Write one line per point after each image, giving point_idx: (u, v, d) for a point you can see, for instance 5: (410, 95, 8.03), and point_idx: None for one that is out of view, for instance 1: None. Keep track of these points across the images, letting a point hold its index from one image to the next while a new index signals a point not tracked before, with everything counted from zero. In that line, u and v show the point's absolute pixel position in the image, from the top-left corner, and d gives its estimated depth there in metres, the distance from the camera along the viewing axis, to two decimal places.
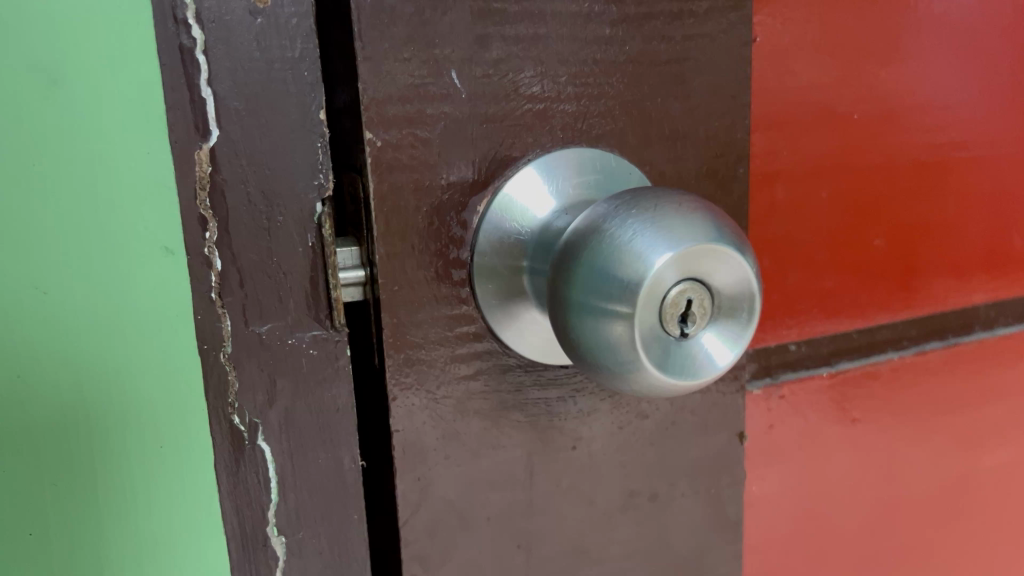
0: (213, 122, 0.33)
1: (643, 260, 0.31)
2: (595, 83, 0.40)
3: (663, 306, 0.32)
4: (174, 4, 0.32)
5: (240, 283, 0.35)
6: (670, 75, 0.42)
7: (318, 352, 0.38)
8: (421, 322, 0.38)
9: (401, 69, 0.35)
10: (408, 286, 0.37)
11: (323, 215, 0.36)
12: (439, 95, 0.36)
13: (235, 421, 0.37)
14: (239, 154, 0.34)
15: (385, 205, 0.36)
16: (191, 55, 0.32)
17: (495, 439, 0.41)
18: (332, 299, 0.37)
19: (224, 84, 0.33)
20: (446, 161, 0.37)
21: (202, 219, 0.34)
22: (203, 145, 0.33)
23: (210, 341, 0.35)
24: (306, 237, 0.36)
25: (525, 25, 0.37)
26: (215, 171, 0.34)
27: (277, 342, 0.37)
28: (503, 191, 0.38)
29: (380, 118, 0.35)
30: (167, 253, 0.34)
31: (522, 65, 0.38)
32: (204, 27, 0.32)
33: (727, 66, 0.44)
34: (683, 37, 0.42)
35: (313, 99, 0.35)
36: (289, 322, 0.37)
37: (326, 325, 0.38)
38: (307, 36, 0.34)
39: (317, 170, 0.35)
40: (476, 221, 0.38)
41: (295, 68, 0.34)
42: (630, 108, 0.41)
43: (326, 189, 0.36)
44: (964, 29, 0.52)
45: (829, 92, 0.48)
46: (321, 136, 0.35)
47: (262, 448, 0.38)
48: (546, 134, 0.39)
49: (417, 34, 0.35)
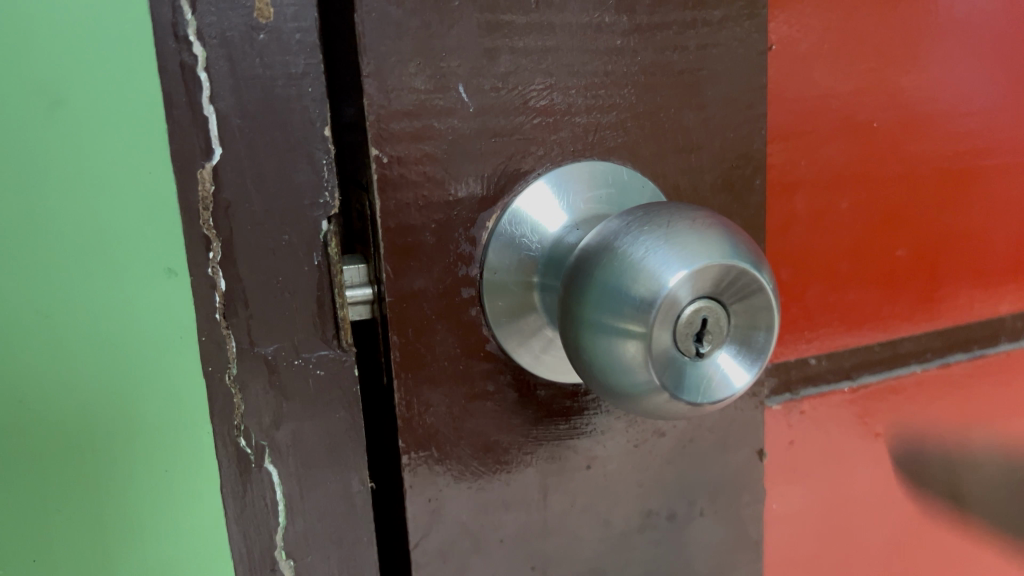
0: (216, 141, 0.33)
1: (659, 277, 0.30)
2: (607, 95, 0.39)
3: (680, 324, 0.31)
4: (175, 22, 0.31)
5: (245, 304, 0.35)
6: (684, 85, 0.41)
7: (325, 373, 0.37)
8: (431, 342, 0.37)
9: (407, 84, 0.34)
10: (416, 304, 0.37)
11: (329, 233, 0.35)
12: (446, 109, 0.35)
13: (241, 444, 0.36)
14: (242, 172, 0.33)
15: (391, 223, 0.35)
16: (193, 74, 0.32)
17: (508, 459, 0.41)
18: (340, 318, 0.37)
19: (227, 102, 0.33)
20: (454, 177, 0.36)
21: (205, 239, 0.33)
22: (206, 164, 0.33)
23: (215, 363, 0.35)
24: (312, 255, 0.35)
25: (534, 37, 0.37)
26: (218, 190, 0.33)
27: (284, 363, 0.36)
28: (513, 207, 0.37)
29: (385, 133, 0.34)
30: (170, 274, 0.33)
31: (532, 78, 0.37)
32: (206, 43, 0.32)
33: (742, 76, 0.43)
34: (697, 47, 0.41)
35: (318, 116, 0.34)
36: (296, 343, 0.36)
37: (334, 346, 0.37)
38: (310, 52, 0.34)
39: (322, 187, 0.35)
40: (485, 237, 0.37)
41: (299, 85, 0.34)
42: (643, 120, 0.40)
43: (332, 206, 0.35)
44: (987, 34, 0.51)
45: (849, 100, 0.47)
46: (326, 153, 0.35)
47: (269, 471, 0.37)
48: (556, 148, 0.38)
49: (423, 48, 0.34)
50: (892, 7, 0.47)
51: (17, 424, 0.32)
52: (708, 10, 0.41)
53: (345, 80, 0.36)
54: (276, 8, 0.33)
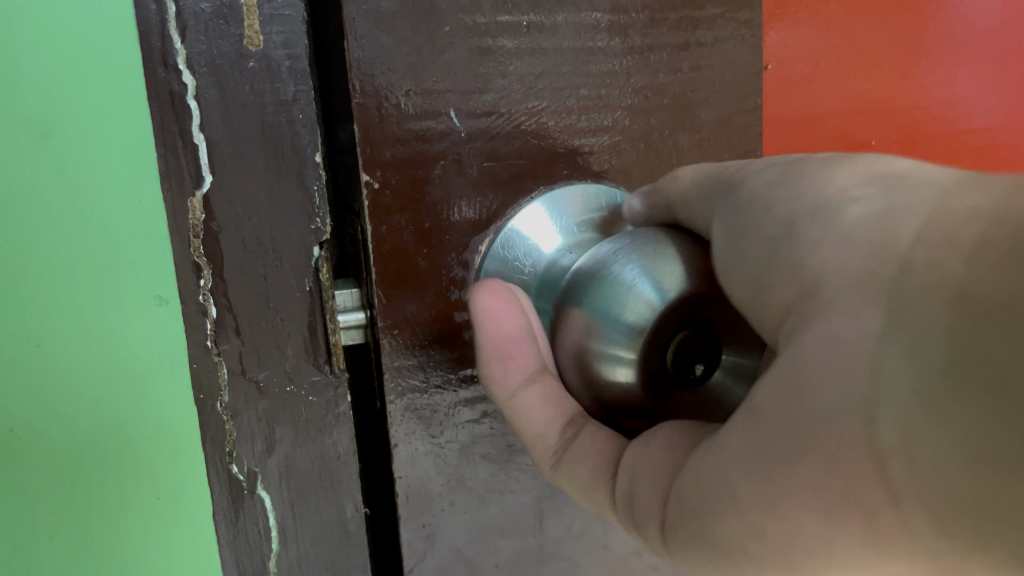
0: (206, 168, 0.33)
1: (642, 312, 0.29)
2: (600, 116, 0.39)
3: (670, 349, 0.30)
4: (165, 51, 0.32)
5: (236, 331, 0.35)
6: (677, 108, 0.41)
7: (317, 399, 0.37)
8: (424, 367, 0.37)
9: (397, 109, 0.34)
10: (408, 330, 0.36)
11: (320, 259, 0.35)
12: (438, 134, 0.35)
13: (233, 470, 0.36)
14: (232, 199, 0.33)
15: (383, 248, 0.35)
16: (182, 102, 0.32)
17: (502, 483, 0.40)
18: (332, 344, 0.36)
19: (217, 129, 0.33)
20: (447, 201, 0.36)
21: (196, 266, 0.34)
22: (196, 192, 0.33)
23: (207, 391, 0.35)
24: (303, 281, 0.35)
25: (525, 61, 0.37)
26: (209, 218, 0.33)
27: (276, 389, 0.36)
28: (505, 229, 0.37)
29: (376, 159, 0.34)
30: (161, 302, 0.33)
31: (523, 102, 0.37)
32: (195, 72, 0.32)
33: (735, 95, 0.42)
34: (690, 68, 0.41)
35: (309, 142, 0.34)
36: (287, 368, 0.36)
37: (326, 371, 0.37)
38: (301, 78, 0.34)
39: (313, 214, 0.35)
40: (478, 260, 0.37)
41: (289, 111, 0.34)
42: (637, 142, 0.40)
43: (323, 232, 0.35)
44: (1000, 53, 0.49)
45: (845, 121, 0.47)
46: (318, 179, 0.35)
47: (261, 497, 0.37)
48: (551, 171, 0.38)
49: (414, 74, 0.34)
50: (887, 25, 0.46)
51: (9, 454, 0.32)
52: (701, 32, 0.41)
53: (336, 105, 0.36)
54: (266, 36, 0.33)
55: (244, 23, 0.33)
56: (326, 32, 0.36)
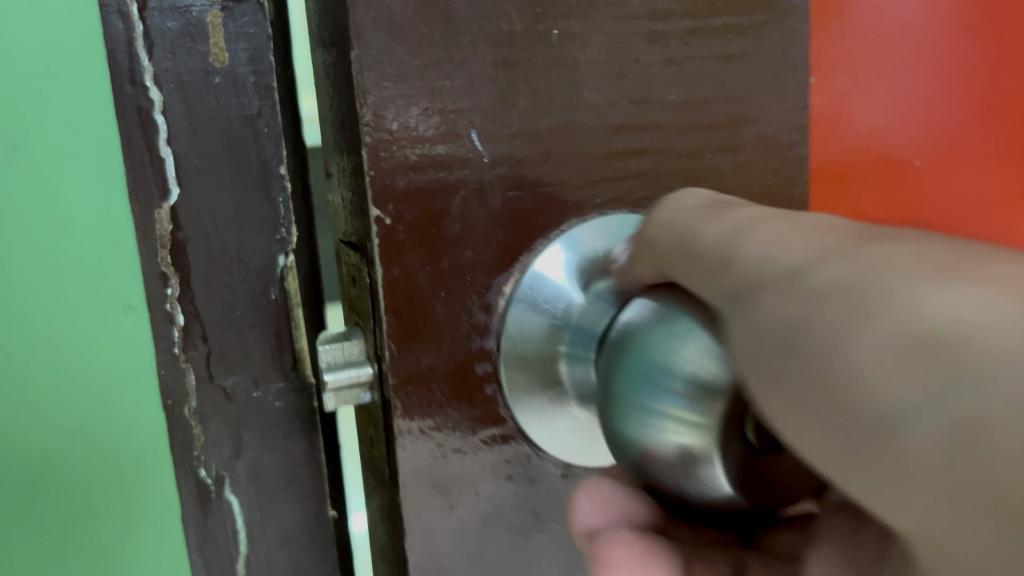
0: (173, 181, 0.35)
1: (696, 366, 0.24)
2: (635, 138, 0.34)
3: (750, 433, 0.25)
4: (132, 69, 0.34)
5: (204, 338, 0.37)
6: (719, 127, 0.37)
7: (283, 404, 0.39)
8: (440, 429, 0.32)
9: (409, 130, 0.29)
10: (424, 387, 0.31)
11: (287, 268, 0.38)
12: (457, 159, 0.30)
13: (201, 475, 0.39)
14: (197, 210, 0.36)
15: (395, 294, 0.30)
16: (149, 116, 0.34)
17: (527, 555, 0.35)
18: (297, 350, 0.39)
19: (183, 143, 0.35)
20: (465, 235, 0.31)
21: (163, 275, 0.36)
22: (163, 204, 0.35)
23: (175, 399, 0.37)
24: (269, 290, 0.37)
25: (556, 73, 0.32)
26: (175, 229, 0.36)
27: (244, 395, 0.39)
28: (531, 270, 0.32)
29: (386, 190, 0.29)
30: (128, 309, 0.36)
31: (555, 120, 0.32)
32: (162, 89, 0.34)
33: (776, 117, 0.38)
34: (734, 83, 0.37)
35: (273, 154, 0.36)
36: (254, 374, 0.38)
37: (292, 377, 0.39)
38: (264, 93, 0.36)
39: (277, 225, 0.37)
40: (502, 303, 0.32)
41: (255, 125, 0.36)
42: (676, 164, 0.36)
43: (288, 242, 0.37)
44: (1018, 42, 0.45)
45: (887, 136, 0.42)
46: (282, 191, 0.37)
47: (228, 499, 0.40)
48: (583, 198, 0.33)
49: (428, 89, 0.29)
50: (912, 23, 0.42)
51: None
52: (745, 39, 0.36)
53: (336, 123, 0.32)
54: (230, 52, 0.35)
55: (210, 40, 0.34)
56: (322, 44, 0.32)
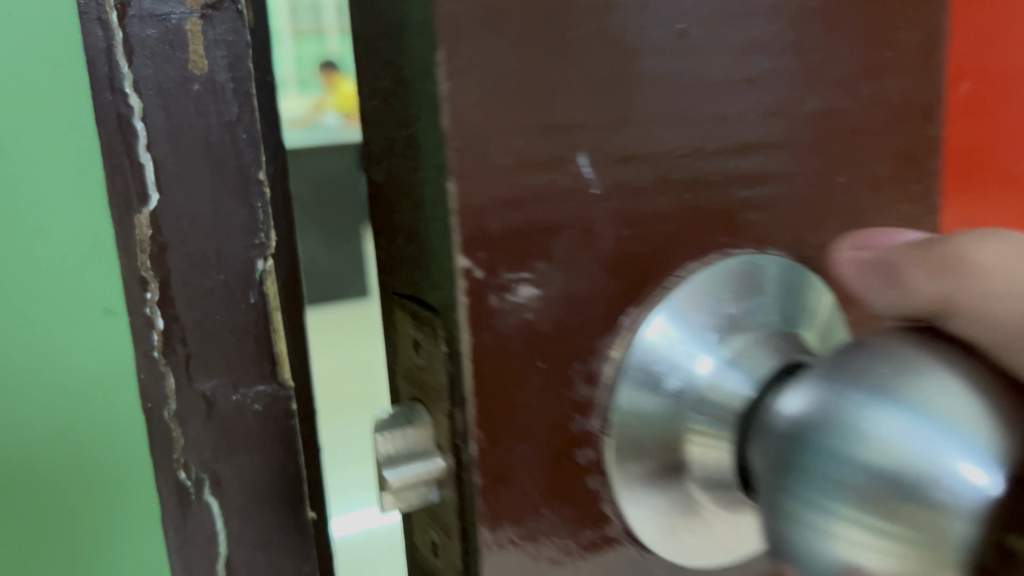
0: (152, 185, 0.30)
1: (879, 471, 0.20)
2: (762, 161, 0.28)
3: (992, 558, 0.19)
4: (112, 74, 0.29)
5: (182, 341, 0.32)
6: (853, 144, 0.30)
7: (265, 409, 0.33)
8: (533, 537, 0.25)
9: (502, 156, 0.22)
10: (515, 491, 0.24)
11: (266, 272, 0.32)
12: (561, 194, 0.23)
13: (180, 476, 0.33)
14: (176, 213, 0.30)
15: (481, 366, 0.23)
16: (129, 123, 0.29)
17: None
18: (276, 352, 0.33)
19: (162, 146, 0.30)
20: (566, 286, 0.24)
21: (142, 280, 0.31)
22: (142, 209, 0.30)
23: (154, 401, 0.32)
24: (247, 294, 0.32)
25: (682, 73, 0.25)
26: (156, 233, 0.30)
27: (222, 399, 0.32)
28: (637, 335, 0.25)
29: (475, 233, 0.22)
30: (108, 314, 0.32)
31: (675, 139, 0.25)
32: (142, 95, 0.29)
33: (913, 138, 0.31)
34: (871, 89, 0.30)
35: (254, 159, 0.31)
36: (232, 378, 0.32)
37: (272, 380, 0.33)
38: (245, 99, 0.30)
39: (255, 228, 0.31)
40: (608, 374, 0.25)
41: (233, 130, 0.30)
42: (808, 191, 0.29)
43: (268, 247, 0.32)
44: None
45: (984, 145, 0.33)
46: (262, 196, 0.31)
47: (209, 505, 0.33)
48: (705, 239, 0.27)
49: (528, 98, 0.22)
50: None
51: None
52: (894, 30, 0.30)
53: (388, 142, 0.25)
54: (211, 58, 0.29)
55: (190, 47, 0.29)
56: (365, 41, 0.24)
